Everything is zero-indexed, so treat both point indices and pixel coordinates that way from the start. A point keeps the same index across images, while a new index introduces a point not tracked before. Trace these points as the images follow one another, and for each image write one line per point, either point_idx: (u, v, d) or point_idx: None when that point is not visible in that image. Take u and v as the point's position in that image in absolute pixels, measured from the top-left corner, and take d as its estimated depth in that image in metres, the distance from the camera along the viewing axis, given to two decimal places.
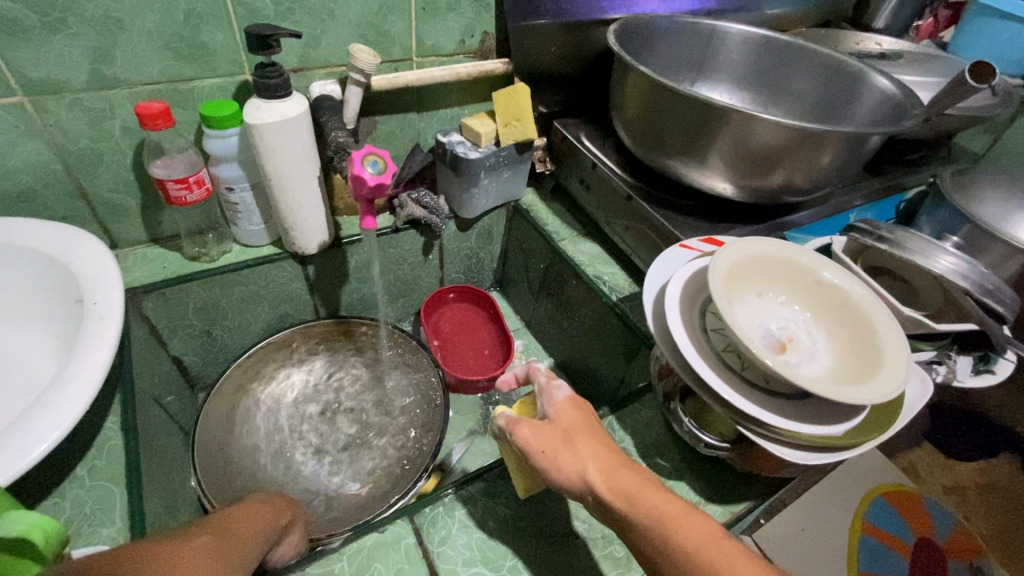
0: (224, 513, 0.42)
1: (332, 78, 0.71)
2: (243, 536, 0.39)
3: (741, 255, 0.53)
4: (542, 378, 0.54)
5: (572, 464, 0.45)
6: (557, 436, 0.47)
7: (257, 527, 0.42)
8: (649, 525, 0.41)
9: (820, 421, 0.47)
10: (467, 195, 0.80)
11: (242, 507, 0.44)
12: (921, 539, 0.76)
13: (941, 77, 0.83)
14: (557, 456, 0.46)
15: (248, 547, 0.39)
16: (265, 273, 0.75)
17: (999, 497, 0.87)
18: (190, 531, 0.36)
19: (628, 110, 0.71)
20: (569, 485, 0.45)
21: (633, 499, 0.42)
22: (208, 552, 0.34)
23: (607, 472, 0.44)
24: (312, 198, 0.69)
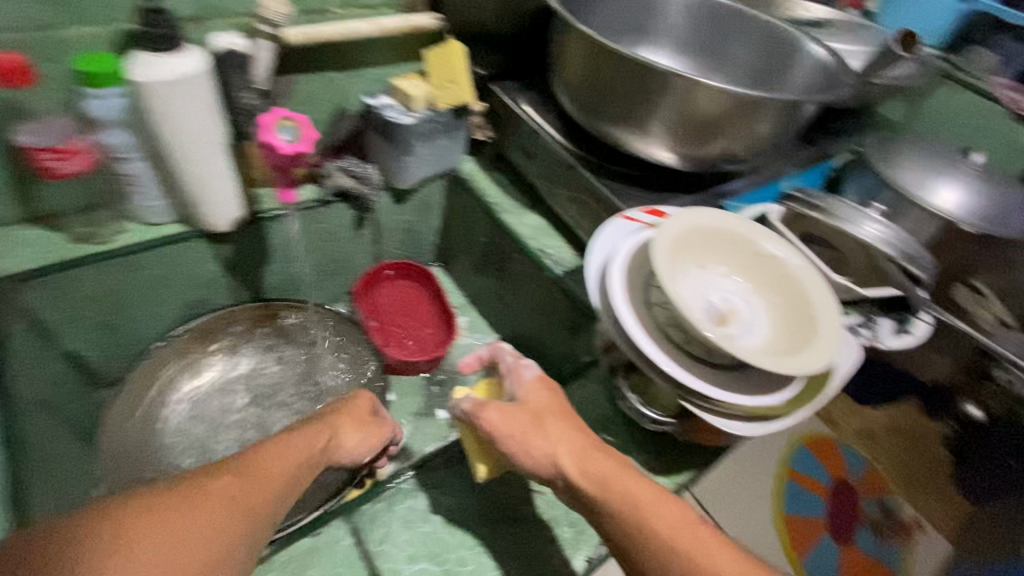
0: (265, 456, 0.44)
1: (236, 29, 0.62)
2: (282, 465, 0.44)
3: (685, 227, 0.52)
4: (509, 358, 0.53)
5: (542, 448, 0.46)
6: (525, 419, 0.47)
7: (298, 475, 0.45)
8: (620, 507, 0.42)
9: (758, 392, 0.48)
10: (400, 163, 0.75)
11: (300, 430, 0.49)
12: (837, 483, 0.89)
13: (869, 46, 0.84)
14: (527, 440, 0.46)
15: (273, 502, 0.42)
16: (172, 255, 0.67)
17: (910, 445, 0.93)
18: (198, 489, 0.39)
19: (569, 72, 0.68)
20: (538, 469, 0.46)
21: (605, 482, 0.43)
22: (224, 499, 0.39)
23: (578, 456, 0.45)
24: (218, 169, 0.61)
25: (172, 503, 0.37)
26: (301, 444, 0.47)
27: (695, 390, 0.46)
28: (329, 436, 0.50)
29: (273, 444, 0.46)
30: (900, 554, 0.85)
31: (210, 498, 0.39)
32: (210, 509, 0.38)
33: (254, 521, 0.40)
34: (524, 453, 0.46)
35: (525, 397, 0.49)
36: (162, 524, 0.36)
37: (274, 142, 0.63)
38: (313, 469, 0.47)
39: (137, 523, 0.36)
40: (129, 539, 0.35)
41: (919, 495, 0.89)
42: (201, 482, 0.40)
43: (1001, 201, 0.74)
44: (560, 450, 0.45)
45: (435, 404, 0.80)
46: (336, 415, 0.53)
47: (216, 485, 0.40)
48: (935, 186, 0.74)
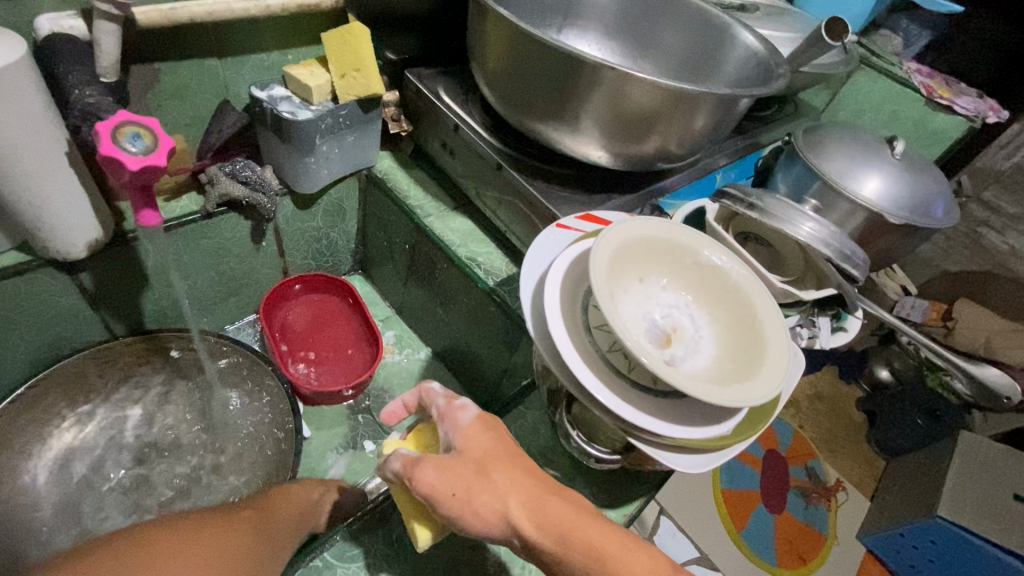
0: (274, 502, 0.45)
1: (72, 9, 0.49)
2: (282, 511, 0.45)
3: (622, 239, 0.47)
4: (442, 401, 0.43)
5: (492, 505, 0.37)
6: (467, 470, 0.38)
7: (301, 518, 0.46)
8: (587, 567, 0.36)
9: (707, 421, 0.44)
10: (303, 165, 0.65)
11: (282, 489, 0.49)
12: (768, 454, 1.04)
13: (794, 31, 0.83)
14: (473, 499, 0.37)
15: (291, 532, 0.43)
16: (12, 292, 0.54)
17: (823, 404, 1.15)
18: (234, 511, 0.40)
19: (490, 61, 0.60)
20: (492, 530, 0.37)
21: (573, 540, 0.36)
22: (250, 521, 0.40)
23: (533, 507, 0.37)
24: (62, 185, 0.49)
25: (218, 517, 0.38)
26: (303, 496, 0.49)
27: (643, 427, 0.41)
28: (320, 493, 0.51)
29: (280, 495, 0.47)
30: (825, 516, 1.00)
31: (248, 518, 0.40)
32: (250, 524, 0.39)
33: (282, 541, 0.41)
34: (472, 515, 0.37)
35: (464, 445, 0.39)
36: (218, 527, 0.36)
37: (119, 156, 0.40)
38: (312, 519, 0.48)
39: (197, 525, 0.36)
40: (196, 534, 0.34)
41: (835, 452, 1.09)
42: (230, 511, 0.40)
43: (920, 189, 0.75)
44: (511, 503, 0.37)
45: (362, 435, 0.72)
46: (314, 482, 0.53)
47: (247, 513, 0.41)
48: (862, 175, 0.74)
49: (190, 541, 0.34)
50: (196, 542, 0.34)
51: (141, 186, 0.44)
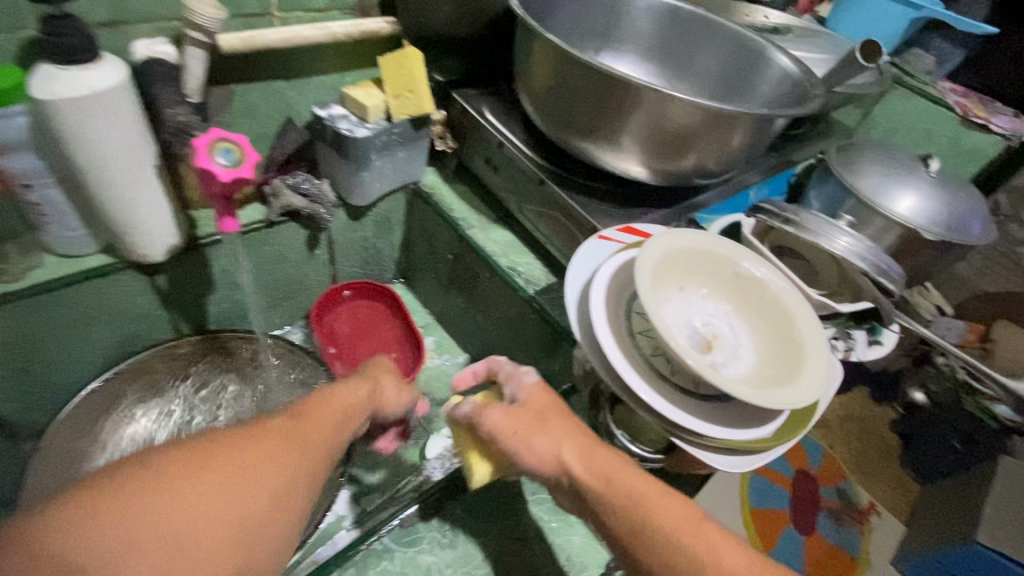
0: (313, 401, 0.41)
1: (163, 36, 0.54)
2: (331, 416, 0.41)
3: (665, 249, 0.50)
4: (509, 365, 0.49)
5: (547, 445, 0.42)
6: (528, 416, 0.43)
7: (348, 417, 0.43)
8: (623, 504, 0.39)
9: (748, 424, 0.46)
10: (357, 179, 0.70)
11: (336, 387, 0.45)
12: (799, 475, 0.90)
13: (826, 52, 0.85)
14: (531, 438, 0.42)
15: (333, 441, 0.39)
16: (97, 291, 0.59)
17: (856, 425, 1.09)
18: (262, 422, 0.36)
19: (535, 81, 0.64)
20: (545, 468, 0.42)
21: (615, 482, 0.40)
22: (284, 434, 0.36)
23: (584, 453, 0.41)
24: (147, 191, 0.54)
25: (230, 435, 0.33)
26: (351, 393, 0.46)
27: (688, 427, 0.43)
28: (372, 386, 0.50)
29: (324, 393, 0.44)
30: (856, 538, 0.89)
31: (276, 430, 0.36)
32: (278, 443, 0.35)
33: (319, 452, 0.37)
34: (529, 450, 0.42)
35: (526, 398, 0.45)
36: (221, 461, 0.31)
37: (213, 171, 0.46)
38: (361, 416, 0.46)
39: (199, 457, 0.31)
40: (190, 480, 0.30)
41: (864, 474, 1.02)
42: (255, 419, 0.36)
43: (956, 206, 0.76)
44: (565, 447, 0.42)
45: None
46: (377, 371, 0.53)
47: (275, 420, 0.37)
48: (897, 193, 0.75)
49: (182, 492, 0.29)
50: (188, 489, 0.29)
51: (224, 196, 0.50)
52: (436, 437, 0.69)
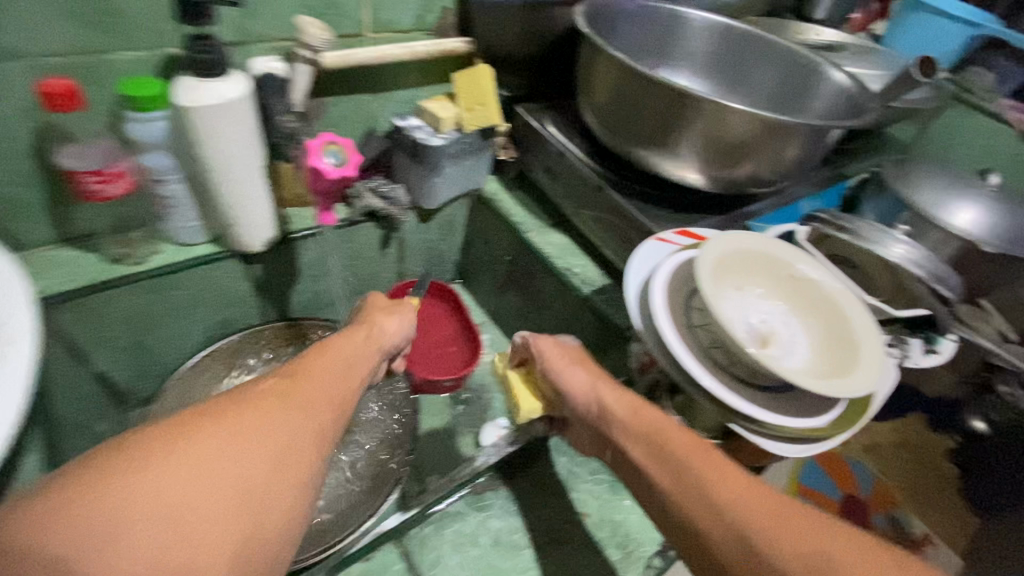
0: (308, 364, 0.46)
1: (276, 54, 0.61)
2: (332, 375, 0.46)
3: (724, 250, 0.53)
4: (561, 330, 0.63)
5: (585, 381, 0.54)
6: (574, 357, 0.56)
7: (347, 372, 0.48)
8: (645, 433, 0.48)
9: (803, 414, 0.48)
10: (429, 183, 0.76)
11: (334, 341, 0.51)
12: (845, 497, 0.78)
13: (882, 69, 0.87)
14: (573, 376, 0.54)
15: (332, 399, 0.44)
16: (204, 276, 0.66)
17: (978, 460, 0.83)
18: (255, 391, 0.41)
19: (597, 94, 0.69)
20: (581, 399, 0.53)
21: (637, 412, 0.50)
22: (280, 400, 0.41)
23: (614, 389, 0.53)
24: (252, 188, 0.61)
25: (232, 405, 0.39)
26: (347, 347, 0.50)
27: (746, 413, 0.46)
28: (369, 329, 0.55)
29: (319, 352, 0.48)
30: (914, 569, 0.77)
31: (271, 398, 0.41)
32: (272, 410, 0.40)
33: (314, 413, 0.42)
34: (570, 384, 0.54)
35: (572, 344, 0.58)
36: (220, 430, 0.37)
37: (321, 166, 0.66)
38: (363, 366, 0.50)
39: (203, 427, 0.36)
40: (186, 451, 0.35)
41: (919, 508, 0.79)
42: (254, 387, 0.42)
43: (1017, 221, 0.75)
44: (598, 383, 0.53)
45: (462, 423, 0.80)
46: (379, 314, 0.58)
47: (268, 387, 0.42)
48: (955, 207, 0.76)
49: (181, 461, 0.34)
50: (195, 452, 0.35)
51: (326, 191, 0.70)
52: (490, 427, 0.76)
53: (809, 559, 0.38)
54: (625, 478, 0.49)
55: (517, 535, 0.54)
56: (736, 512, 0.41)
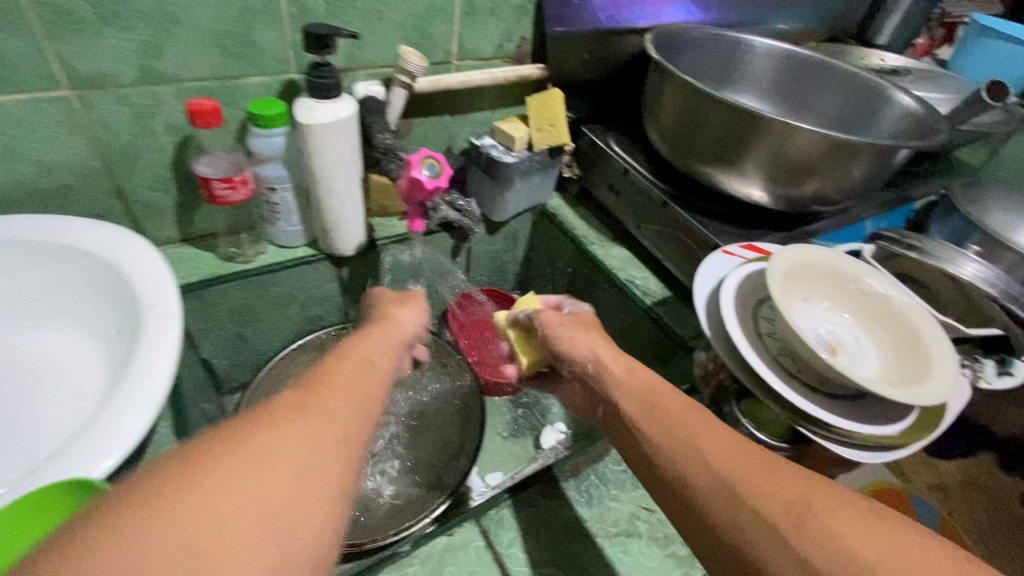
0: (325, 370, 0.41)
1: (376, 79, 0.69)
2: (359, 382, 0.41)
3: (792, 262, 0.56)
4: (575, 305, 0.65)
5: (585, 340, 0.54)
6: (576, 322, 0.57)
7: (370, 372, 0.43)
8: (638, 390, 0.47)
9: (876, 422, 0.50)
10: (500, 197, 0.81)
11: (353, 346, 0.46)
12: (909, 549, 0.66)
13: (950, 93, 0.88)
14: (575, 334, 0.55)
15: (358, 401, 0.39)
16: (300, 275, 0.74)
17: None
18: (271, 404, 0.35)
19: (664, 116, 0.73)
20: (579, 355, 0.53)
21: (636, 371, 0.49)
22: (309, 411, 0.35)
23: (614, 352, 0.52)
24: (352, 198, 0.68)
25: (255, 419, 0.33)
26: (364, 349, 0.46)
27: (816, 415, 0.48)
28: (383, 327, 0.51)
29: (335, 356, 0.43)
30: None
31: (290, 407, 0.35)
32: (295, 419, 0.34)
33: (339, 422, 0.36)
34: (573, 339, 0.54)
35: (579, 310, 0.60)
36: (242, 446, 0.30)
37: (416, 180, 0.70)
38: (384, 366, 0.45)
39: (223, 445, 0.30)
40: (194, 482, 0.27)
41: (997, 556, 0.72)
42: (274, 400, 0.36)
43: None
44: (597, 345, 0.53)
45: (522, 425, 0.83)
46: (391, 310, 0.54)
47: (289, 398, 0.36)
48: None
49: (200, 488, 0.27)
50: (215, 476, 0.28)
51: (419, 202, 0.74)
52: (549, 430, 0.78)
53: (794, 510, 0.35)
54: (615, 437, 0.47)
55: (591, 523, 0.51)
56: (720, 463, 0.38)
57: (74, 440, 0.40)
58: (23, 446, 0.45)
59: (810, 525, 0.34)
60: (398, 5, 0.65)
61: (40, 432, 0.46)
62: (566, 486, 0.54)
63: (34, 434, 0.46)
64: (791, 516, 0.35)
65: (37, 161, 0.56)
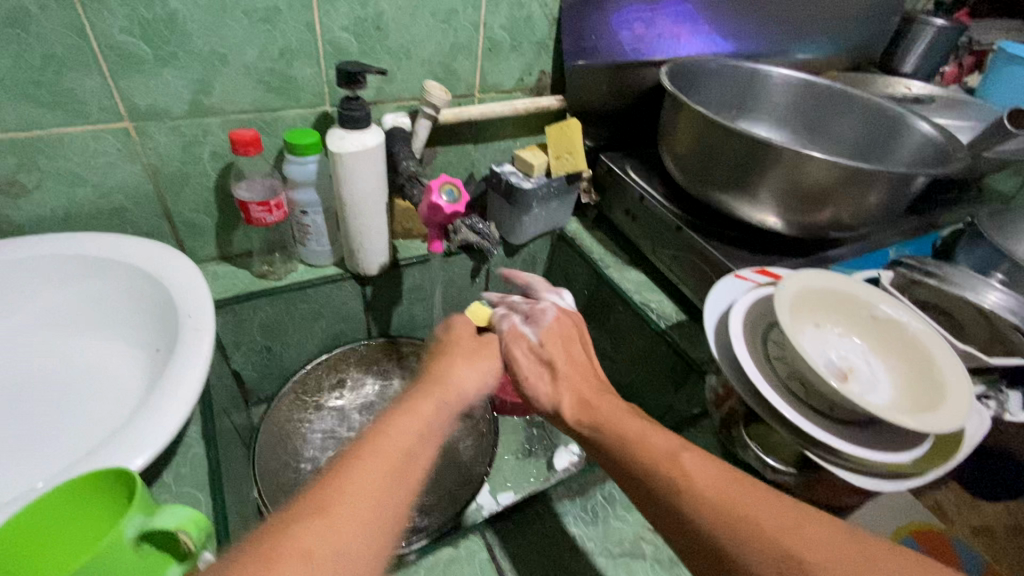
0: (350, 470, 0.35)
1: (403, 111, 0.74)
2: (393, 486, 0.36)
3: (802, 288, 0.56)
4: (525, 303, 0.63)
5: (547, 392, 0.54)
6: (540, 364, 0.56)
7: (401, 472, 0.37)
8: (610, 443, 0.46)
9: (888, 449, 0.50)
10: (518, 221, 0.84)
11: (397, 420, 0.41)
12: None
13: (973, 121, 0.88)
14: (538, 379, 0.55)
15: (376, 528, 0.33)
16: (327, 293, 0.78)
17: None
18: (271, 544, 0.30)
19: (679, 145, 0.75)
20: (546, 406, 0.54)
21: (600, 420, 0.48)
22: (323, 545, 0.31)
23: (577, 401, 0.52)
24: (378, 221, 0.72)
25: (262, 559, 0.29)
26: (403, 431, 0.40)
27: (827, 442, 0.48)
28: (438, 391, 0.46)
29: (366, 443, 0.38)
30: None
31: (288, 551, 0.30)
32: (292, 569, 0.29)
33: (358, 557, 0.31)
34: (535, 382, 0.55)
35: (542, 339, 0.58)
36: None
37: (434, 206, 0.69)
38: (422, 457, 0.39)
39: None
40: None
41: None
42: (289, 520, 0.31)
43: None
44: (562, 397, 0.53)
45: (535, 445, 0.84)
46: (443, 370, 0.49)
47: (305, 519, 0.31)
48: None
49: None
50: None
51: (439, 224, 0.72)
52: (563, 451, 0.82)
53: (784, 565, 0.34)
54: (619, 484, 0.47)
55: (593, 542, 0.52)
56: (696, 505, 0.38)
57: (114, 438, 0.44)
58: (68, 443, 0.49)
59: (759, 537, 0.36)
60: (425, 43, 0.69)
61: (84, 431, 0.50)
62: (573, 506, 0.54)
63: (78, 433, 0.50)
64: (744, 529, 0.36)
65: (98, 184, 0.62)
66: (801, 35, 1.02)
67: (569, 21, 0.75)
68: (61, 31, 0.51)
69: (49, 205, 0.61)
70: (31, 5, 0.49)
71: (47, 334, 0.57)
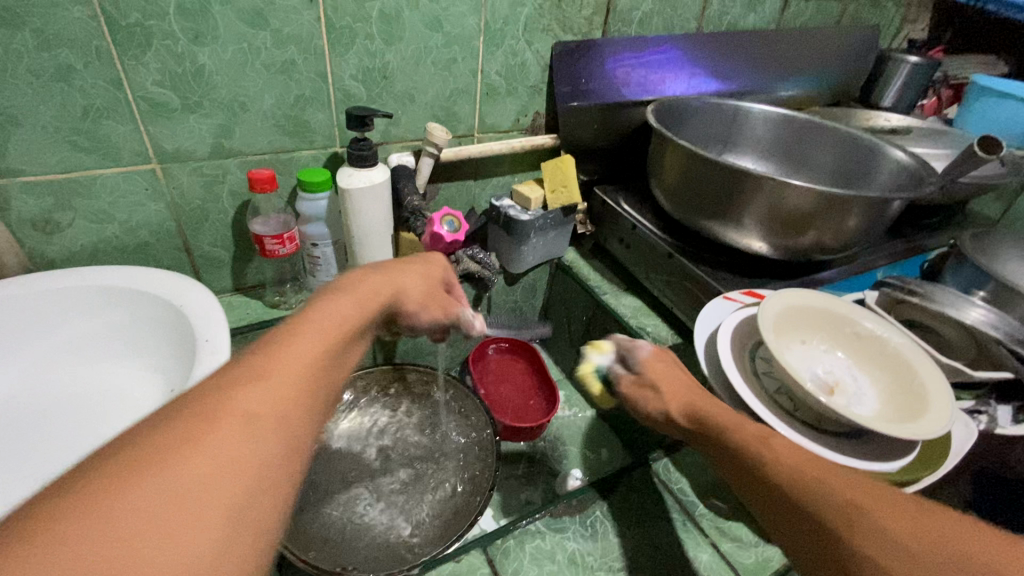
0: (290, 341, 0.36)
1: (407, 150, 0.79)
2: (329, 349, 0.37)
3: (785, 306, 0.58)
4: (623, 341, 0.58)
5: (662, 410, 0.51)
6: (644, 388, 0.53)
7: (341, 350, 0.39)
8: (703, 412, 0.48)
9: (876, 458, 0.51)
10: (518, 251, 0.88)
11: (332, 303, 0.42)
12: None
13: (949, 150, 0.92)
14: (654, 400, 0.52)
15: (314, 390, 0.35)
16: None
17: None
18: (217, 396, 0.30)
19: (667, 177, 0.80)
20: (659, 420, 0.52)
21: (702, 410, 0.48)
22: (269, 393, 0.32)
23: (688, 403, 0.50)
24: (383, 253, 0.76)
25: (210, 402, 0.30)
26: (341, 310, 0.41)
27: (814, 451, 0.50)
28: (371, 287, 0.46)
29: (302, 319, 0.39)
30: None
31: (233, 407, 0.30)
32: (237, 421, 0.30)
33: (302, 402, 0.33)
34: (644, 407, 0.53)
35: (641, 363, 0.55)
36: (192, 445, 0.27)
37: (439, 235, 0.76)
38: (358, 335, 0.41)
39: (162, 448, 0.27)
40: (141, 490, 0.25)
41: None
42: (233, 375, 0.32)
43: None
44: (672, 404, 0.50)
45: (538, 470, 0.85)
46: (392, 270, 0.50)
47: (247, 373, 0.32)
48: None
49: (112, 525, 0.24)
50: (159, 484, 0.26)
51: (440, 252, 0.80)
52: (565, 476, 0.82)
53: (844, 510, 0.34)
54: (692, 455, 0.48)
55: (592, 556, 0.53)
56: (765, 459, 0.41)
57: None
58: None
59: (826, 487, 0.36)
60: (427, 89, 0.75)
61: None
62: (570, 520, 0.56)
63: None
64: (804, 482, 0.38)
65: (124, 222, 0.67)
66: (785, 74, 1.08)
67: (560, 66, 0.82)
68: (102, 85, 0.57)
69: (81, 241, 0.66)
70: (76, 63, 0.55)
71: (70, 362, 0.61)
